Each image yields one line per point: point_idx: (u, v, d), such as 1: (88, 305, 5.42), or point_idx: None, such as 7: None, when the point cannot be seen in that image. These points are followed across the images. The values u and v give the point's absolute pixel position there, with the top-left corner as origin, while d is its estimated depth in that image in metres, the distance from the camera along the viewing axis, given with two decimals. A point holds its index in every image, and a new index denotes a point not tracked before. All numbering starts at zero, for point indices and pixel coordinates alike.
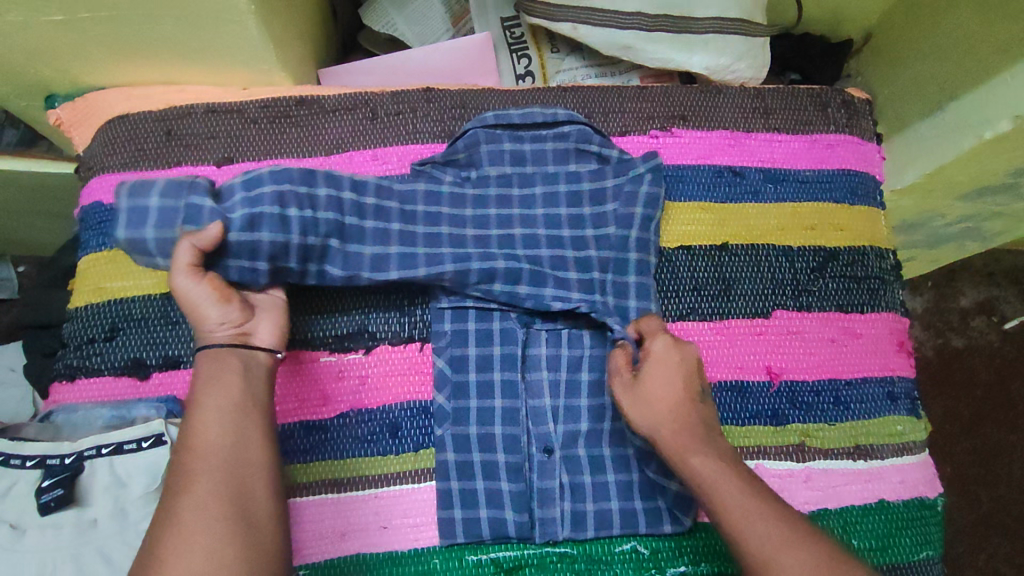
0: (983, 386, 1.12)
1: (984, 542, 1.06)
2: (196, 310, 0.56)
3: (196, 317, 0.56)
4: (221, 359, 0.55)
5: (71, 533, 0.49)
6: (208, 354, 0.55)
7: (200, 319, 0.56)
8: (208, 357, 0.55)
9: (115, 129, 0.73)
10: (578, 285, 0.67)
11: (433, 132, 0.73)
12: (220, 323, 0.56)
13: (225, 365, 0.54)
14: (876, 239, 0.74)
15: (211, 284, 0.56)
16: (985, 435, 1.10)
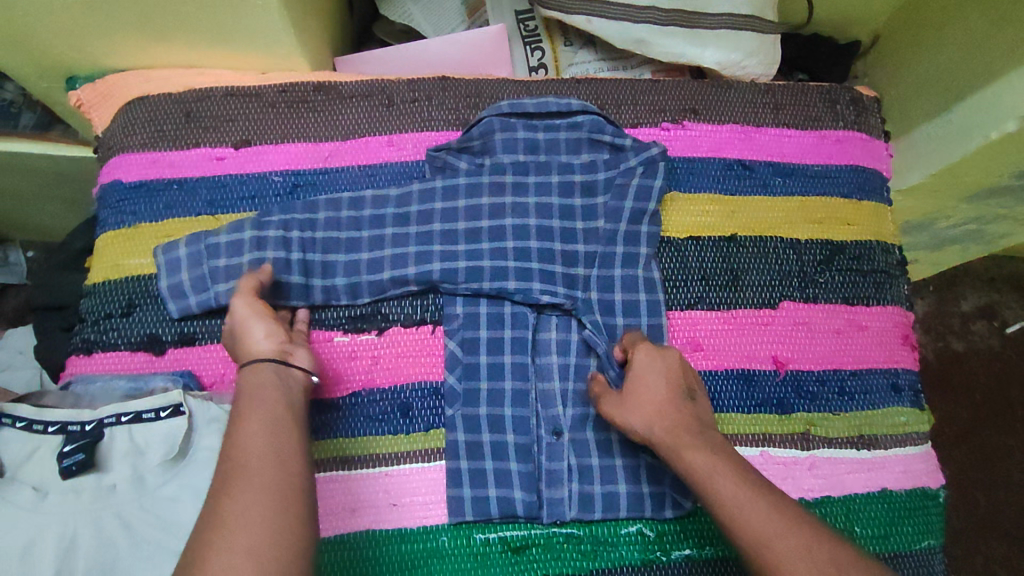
0: (982, 390, 1.12)
1: (981, 544, 1.05)
2: (247, 333, 0.58)
3: (243, 344, 0.58)
4: (264, 372, 0.56)
5: (92, 498, 0.51)
6: (251, 369, 0.56)
7: (247, 343, 0.58)
8: (251, 372, 0.56)
9: (135, 110, 0.74)
10: (563, 278, 0.68)
11: (448, 120, 0.74)
12: (265, 343, 0.58)
13: (266, 375, 0.55)
14: (882, 234, 0.75)
15: (260, 307, 0.60)
16: (984, 438, 1.10)
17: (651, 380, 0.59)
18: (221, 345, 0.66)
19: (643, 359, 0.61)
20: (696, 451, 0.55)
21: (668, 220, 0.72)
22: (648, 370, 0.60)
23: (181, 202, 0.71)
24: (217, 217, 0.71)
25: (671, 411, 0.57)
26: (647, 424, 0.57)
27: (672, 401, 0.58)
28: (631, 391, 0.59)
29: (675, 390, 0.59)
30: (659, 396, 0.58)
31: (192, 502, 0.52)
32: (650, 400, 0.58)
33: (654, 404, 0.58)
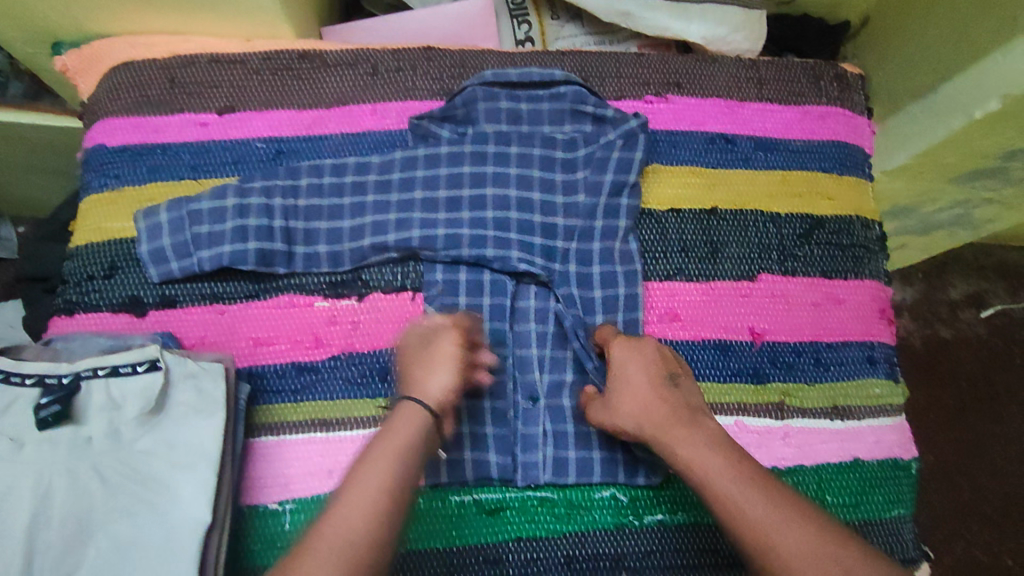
0: (970, 376, 1.10)
1: (962, 529, 1.03)
2: (430, 371, 0.60)
3: (417, 376, 0.60)
4: (421, 425, 0.57)
5: (67, 448, 0.52)
6: (411, 409, 0.58)
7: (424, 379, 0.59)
8: (408, 410, 0.57)
9: (120, 75, 0.74)
10: (542, 249, 0.68)
11: (431, 89, 0.75)
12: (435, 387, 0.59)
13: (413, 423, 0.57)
14: (863, 209, 0.76)
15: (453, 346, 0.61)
16: (968, 427, 1.08)
17: (636, 377, 0.60)
18: (203, 308, 0.67)
19: (621, 354, 0.61)
20: (688, 444, 0.55)
21: (649, 191, 0.72)
22: (629, 363, 0.60)
23: (165, 167, 0.71)
24: (200, 181, 0.71)
25: (658, 403, 0.58)
26: (633, 414, 0.59)
27: (656, 389, 0.59)
28: (615, 390, 0.60)
29: (658, 377, 0.59)
30: (644, 388, 0.59)
31: (168, 456, 0.53)
32: (631, 391, 0.59)
33: (636, 397, 0.59)
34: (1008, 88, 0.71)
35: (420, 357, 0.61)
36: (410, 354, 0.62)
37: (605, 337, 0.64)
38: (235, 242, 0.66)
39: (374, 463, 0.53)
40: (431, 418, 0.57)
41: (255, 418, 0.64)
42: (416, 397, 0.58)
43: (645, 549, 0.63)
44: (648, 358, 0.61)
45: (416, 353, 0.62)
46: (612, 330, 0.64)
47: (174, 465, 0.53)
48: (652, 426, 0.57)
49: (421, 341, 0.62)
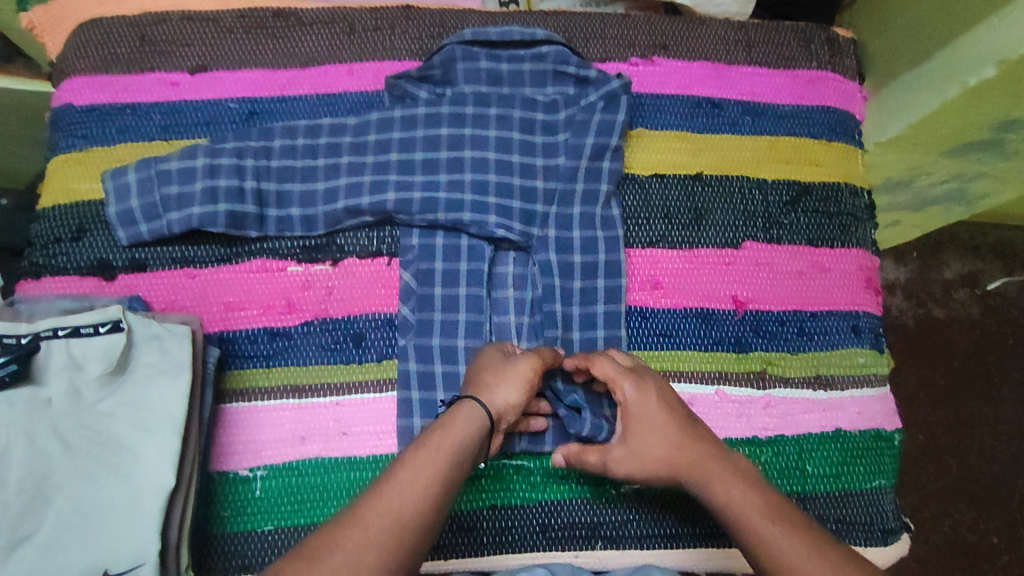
0: (963, 360, 1.08)
1: (950, 509, 1.03)
2: (500, 380, 0.57)
3: (484, 380, 0.57)
4: (480, 428, 0.53)
5: (26, 408, 0.50)
6: (468, 404, 0.54)
7: (492, 385, 0.56)
8: (469, 409, 0.54)
9: (87, 33, 0.72)
10: (519, 214, 0.66)
11: (410, 49, 0.72)
12: (498, 396, 0.56)
13: (472, 422, 0.53)
14: (852, 176, 0.74)
15: (527, 362, 0.58)
16: (958, 407, 1.06)
17: (657, 419, 0.56)
18: (174, 272, 0.65)
19: (636, 399, 0.57)
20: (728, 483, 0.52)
21: (632, 156, 0.71)
22: (646, 405, 0.57)
23: (134, 127, 0.69)
24: (171, 142, 0.69)
25: (691, 443, 0.55)
26: (660, 457, 0.55)
27: (677, 428, 0.56)
28: (636, 432, 0.56)
29: (676, 418, 0.56)
30: (667, 429, 0.55)
31: (131, 418, 0.52)
32: (652, 433, 0.56)
33: (659, 437, 0.55)
34: (1003, 53, 0.68)
35: (494, 368, 0.58)
36: (480, 364, 0.59)
37: (604, 371, 0.58)
38: (205, 204, 0.64)
39: (431, 451, 0.50)
40: (488, 423, 0.54)
41: (226, 383, 0.63)
42: (480, 399, 0.55)
43: (622, 519, 0.62)
44: (655, 400, 0.57)
45: (488, 363, 0.59)
46: (611, 362, 0.58)
47: (136, 427, 0.51)
48: (683, 467, 0.54)
49: (496, 358, 0.59)
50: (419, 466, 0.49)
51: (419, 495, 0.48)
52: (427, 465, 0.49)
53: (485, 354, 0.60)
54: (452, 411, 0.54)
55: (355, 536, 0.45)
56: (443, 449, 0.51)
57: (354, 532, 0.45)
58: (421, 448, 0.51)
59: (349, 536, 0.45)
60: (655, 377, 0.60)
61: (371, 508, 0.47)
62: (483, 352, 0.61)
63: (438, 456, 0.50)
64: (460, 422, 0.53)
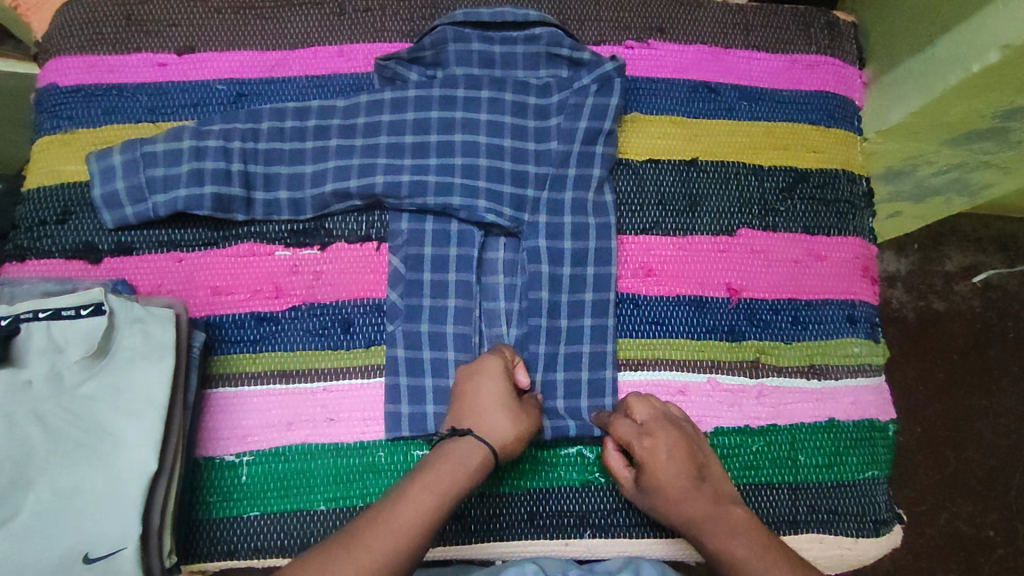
0: (962, 352, 1.07)
1: (946, 501, 1.02)
2: (515, 428, 0.57)
3: (499, 419, 0.56)
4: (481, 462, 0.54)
5: (5, 391, 0.49)
6: (478, 446, 0.55)
7: (507, 431, 0.56)
8: (480, 455, 0.54)
9: (73, 12, 0.70)
10: (510, 199, 0.65)
11: (402, 31, 0.71)
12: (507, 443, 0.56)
13: (477, 468, 0.54)
14: (850, 163, 0.72)
15: (532, 410, 0.59)
16: (957, 399, 1.05)
17: (669, 480, 0.56)
18: (161, 255, 0.64)
19: (647, 459, 0.57)
20: (731, 540, 0.53)
21: (627, 141, 0.70)
22: (658, 463, 0.56)
23: (121, 108, 0.68)
24: (157, 123, 0.68)
25: (699, 499, 0.55)
26: (672, 514, 0.56)
27: (687, 486, 0.56)
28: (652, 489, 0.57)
29: (687, 477, 0.56)
30: (675, 488, 0.56)
31: (112, 402, 0.51)
32: (664, 493, 0.56)
33: (674, 496, 0.56)
34: (1006, 38, 0.66)
35: (509, 407, 0.57)
36: (490, 391, 0.58)
37: (619, 433, 0.59)
38: (191, 187, 0.63)
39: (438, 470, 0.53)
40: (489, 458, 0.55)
41: (213, 367, 0.62)
42: (492, 444, 0.55)
43: (610, 507, 0.62)
44: (668, 459, 0.56)
45: (496, 395, 0.57)
46: (626, 423, 0.59)
47: (118, 411, 0.51)
48: (692, 525, 0.55)
49: (509, 393, 0.58)
50: (416, 505, 0.50)
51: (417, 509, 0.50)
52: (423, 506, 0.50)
53: (494, 375, 0.58)
54: (455, 448, 0.55)
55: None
56: (442, 492, 0.51)
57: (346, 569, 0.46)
58: (419, 487, 0.51)
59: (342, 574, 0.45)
60: (671, 425, 0.58)
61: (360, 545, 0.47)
62: (486, 367, 0.59)
63: (436, 500, 0.51)
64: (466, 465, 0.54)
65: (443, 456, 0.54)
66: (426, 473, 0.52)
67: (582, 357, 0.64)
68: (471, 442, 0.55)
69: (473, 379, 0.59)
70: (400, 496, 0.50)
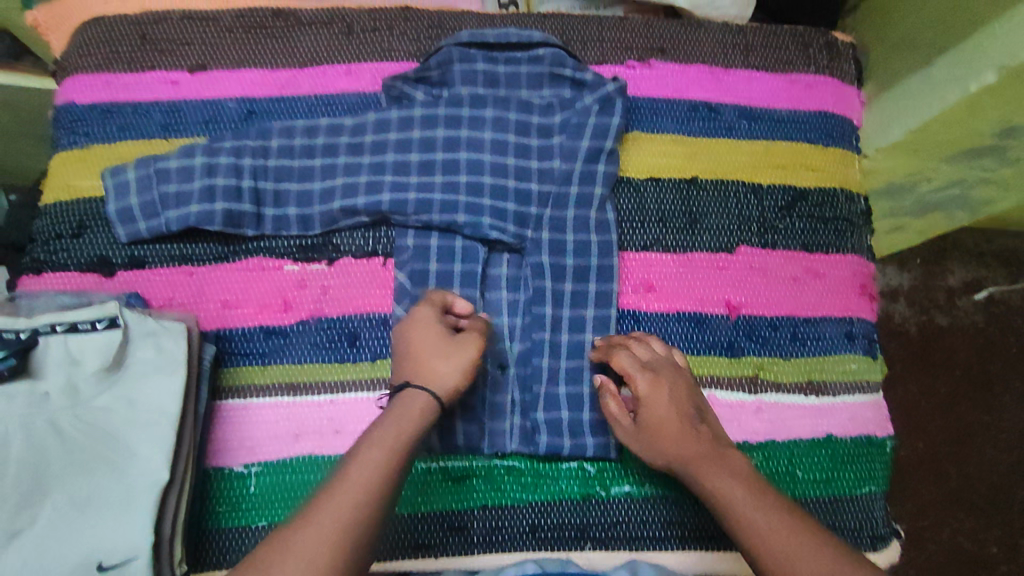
0: (961, 366, 1.08)
1: (948, 517, 1.03)
2: (452, 368, 0.56)
3: (434, 364, 0.56)
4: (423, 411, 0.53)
5: (24, 402, 0.51)
6: (418, 395, 0.54)
7: (444, 372, 0.56)
8: (420, 402, 0.54)
9: (90, 31, 0.72)
10: (513, 216, 0.66)
11: (409, 50, 0.73)
12: (450, 386, 0.56)
13: (419, 416, 0.53)
14: (848, 182, 0.74)
15: (474, 345, 0.58)
16: (959, 414, 1.06)
17: (667, 417, 0.57)
18: (173, 269, 0.66)
19: (650, 395, 0.58)
20: (721, 478, 0.54)
21: (629, 159, 0.71)
22: (659, 400, 0.57)
23: (134, 125, 0.70)
24: (170, 140, 0.70)
25: (696, 440, 0.56)
26: (665, 450, 0.56)
27: (684, 426, 0.57)
28: (650, 425, 0.57)
29: (683, 417, 0.57)
30: (675, 425, 0.57)
31: (126, 413, 0.52)
32: (663, 430, 0.57)
33: (675, 435, 0.56)
34: (1003, 59, 0.68)
35: (444, 350, 0.57)
36: (420, 336, 0.57)
37: (623, 367, 0.59)
38: (202, 203, 0.64)
39: (386, 426, 0.52)
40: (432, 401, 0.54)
41: (223, 380, 0.64)
42: (433, 391, 0.55)
43: (611, 520, 0.63)
44: (670, 396, 0.58)
45: (432, 341, 0.57)
46: (629, 357, 0.60)
47: (132, 422, 0.52)
48: (688, 465, 0.55)
49: (443, 337, 0.57)
50: (365, 463, 0.49)
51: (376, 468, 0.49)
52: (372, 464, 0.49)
53: (427, 322, 0.58)
54: (399, 402, 0.54)
55: (314, 539, 0.44)
56: (387, 448, 0.50)
57: (309, 541, 0.44)
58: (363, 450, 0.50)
59: (308, 540, 0.44)
60: (672, 370, 0.60)
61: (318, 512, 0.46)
62: (418, 317, 0.59)
63: (383, 457, 0.50)
64: (408, 417, 0.53)
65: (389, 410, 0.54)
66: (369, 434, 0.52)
67: (582, 372, 0.64)
68: (411, 392, 0.54)
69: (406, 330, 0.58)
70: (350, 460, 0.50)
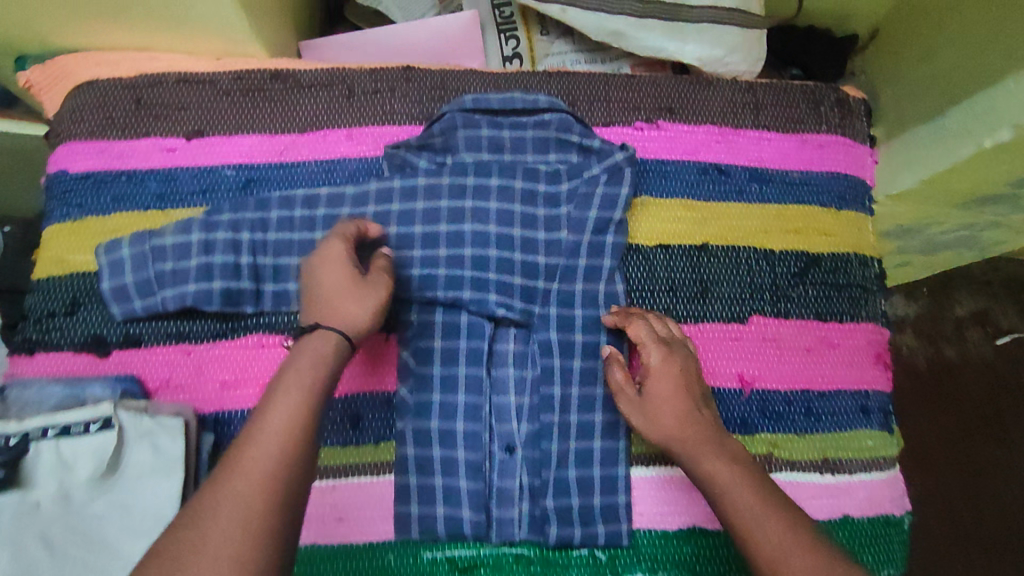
0: (974, 402, 1.06)
1: (959, 555, 1.00)
2: (362, 307, 0.54)
3: (345, 303, 0.54)
4: (330, 348, 0.51)
5: (12, 515, 0.48)
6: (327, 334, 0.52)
7: (354, 312, 0.54)
8: (330, 341, 0.51)
9: (84, 95, 0.70)
10: (520, 291, 0.65)
11: (411, 113, 0.71)
12: (361, 326, 0.54)
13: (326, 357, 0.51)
14: (862, 246, 0.72)
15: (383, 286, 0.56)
16: (970, 449, 1.04)
17: (669, 392, 0.58)
18: (170, 348, 0.64)
19: (661, 368, 0.59)
20: (717, 461, 0.54)
21: (638, 226, 0.69)
22: (668, 373, 0.58)
23: (129, 195, 0.68)
24: (166, 211, 0.68)
25: (691, 421, 0.57)
26: (667, 427, 0.57)
27: (688, 406, 0.58)
28: (652, 399, 0.58)
29: (690, 399, 0.58)
30: (679, 400, 0.57)
31: (123, 520, 0.51)
32: (669, 403, 0.57)
33: (676, 410, 0.57)
34: (1020, 119, 0.65)
35: (355, 292, 0.54)
36: (332, 274, 0.55)
37: (637, 335, 0.60)
38: (199, 282, 0.62)
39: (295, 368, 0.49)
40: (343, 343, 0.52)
41: None
42: (344, 332, 0.53)
43: None
44: (680, 374, 0.59)
45: (345, 280, 0.54)
46: (646, 327, 0.61)
47: (128, 529, 0.50)
48: (682, 444, 0.56)
49: (352, 276, 0.55)
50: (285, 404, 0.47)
51: (295, 408, 0.47)
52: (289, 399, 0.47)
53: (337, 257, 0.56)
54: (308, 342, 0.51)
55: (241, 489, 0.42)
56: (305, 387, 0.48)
57: (240, 484, 0.42)
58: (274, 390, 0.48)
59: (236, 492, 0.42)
60: (686, 351, 0.61)
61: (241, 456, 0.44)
62: (328, 252, 0.55)
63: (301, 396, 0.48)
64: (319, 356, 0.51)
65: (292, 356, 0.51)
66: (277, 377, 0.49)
67: (591, 456, 0.63)
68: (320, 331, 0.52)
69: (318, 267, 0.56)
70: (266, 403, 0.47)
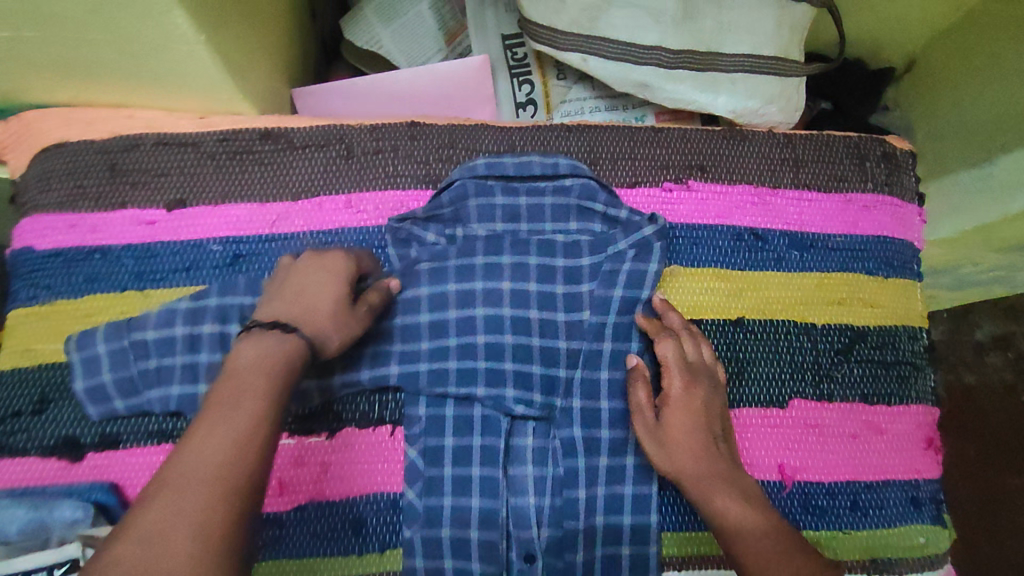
0: None
1: None
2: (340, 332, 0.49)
3: (319, 317, 0.48)
4: (292, 347, 0.45)
5: None
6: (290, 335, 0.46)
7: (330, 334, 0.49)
8: (292, 342, 0.45)
9: (51, 160, 0.63)
10: (540, 383, 0.59)
11: (416, 175, 0.64)
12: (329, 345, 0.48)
13: (282, 357, 0.45)
14: (910, 318, 0.66)
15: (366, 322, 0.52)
16: None
17: (687, 426, 0.53)
18: (149, 450, 0.57)
19: (680, 396, 0.55)
20: (728, 496, 0.50)
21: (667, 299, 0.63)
22: (690, 401, 0.54)
23: (104, 275, 0.61)
24: (146, 293, 0.61)
25: (705, 453, 0.52)
26: (681, 461, 0.52)
27: (707, 441, 0.53)
28: (666, 430, 0.54)
29: (707, 430, 0.53)
30: (698, 436, 0.53)
31: None
32: (684, 438, 0.53)
33: (693, 444, 0.53)
34: None
35: (338, 313, 0.50)
36: (319, 289, 0.50)
37: (664, 355, 0.56)
38: (185, 381, 0.56)
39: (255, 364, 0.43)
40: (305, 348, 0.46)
41: None
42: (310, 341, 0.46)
43: None
44: (704, 407, 0.54)
45: (328, 299, 0.49)
46: (673, 347, 0.56)
47: None
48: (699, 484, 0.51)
49: (342, 298, 0.50)
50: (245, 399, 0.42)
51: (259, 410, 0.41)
52: (246, 396, 0.42)
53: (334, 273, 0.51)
54: (269, 338, 0.45)
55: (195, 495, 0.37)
56: (268, 378, 0.43)
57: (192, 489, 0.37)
58: (225, 393, 0.42)
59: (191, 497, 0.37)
60: (711, 381, 0.56)
61: (174, 466, 0.38)
62: (331, 266, 0.52)
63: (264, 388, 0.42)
64: (277, 355, 0.44)
65: (236, 363, 0.44)
66: (228, 379, 0.43)
67: (618, 563, 0.57)
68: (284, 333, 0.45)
69: (302, 276, 0.50)
70: (225, 398, 0.42)
